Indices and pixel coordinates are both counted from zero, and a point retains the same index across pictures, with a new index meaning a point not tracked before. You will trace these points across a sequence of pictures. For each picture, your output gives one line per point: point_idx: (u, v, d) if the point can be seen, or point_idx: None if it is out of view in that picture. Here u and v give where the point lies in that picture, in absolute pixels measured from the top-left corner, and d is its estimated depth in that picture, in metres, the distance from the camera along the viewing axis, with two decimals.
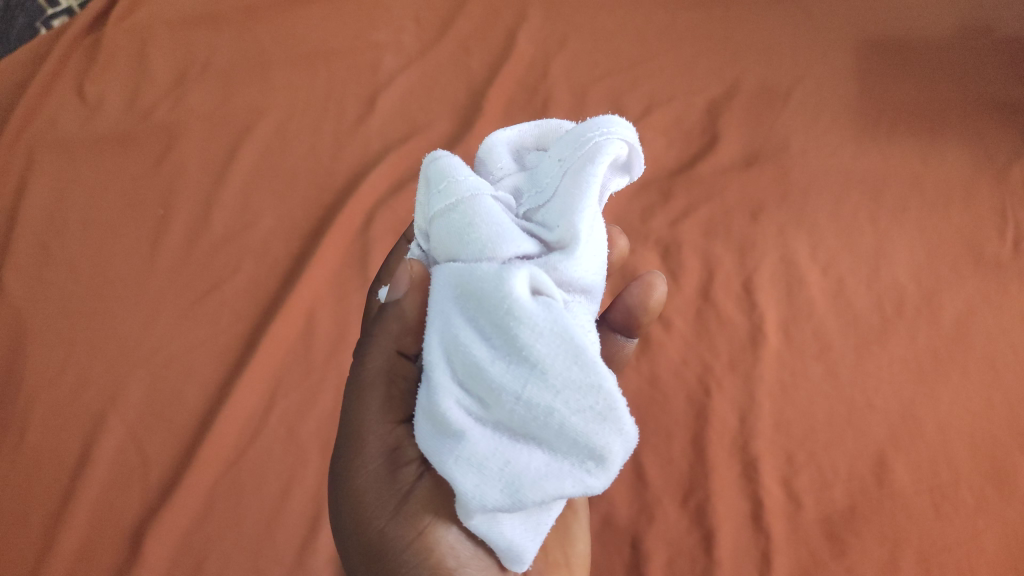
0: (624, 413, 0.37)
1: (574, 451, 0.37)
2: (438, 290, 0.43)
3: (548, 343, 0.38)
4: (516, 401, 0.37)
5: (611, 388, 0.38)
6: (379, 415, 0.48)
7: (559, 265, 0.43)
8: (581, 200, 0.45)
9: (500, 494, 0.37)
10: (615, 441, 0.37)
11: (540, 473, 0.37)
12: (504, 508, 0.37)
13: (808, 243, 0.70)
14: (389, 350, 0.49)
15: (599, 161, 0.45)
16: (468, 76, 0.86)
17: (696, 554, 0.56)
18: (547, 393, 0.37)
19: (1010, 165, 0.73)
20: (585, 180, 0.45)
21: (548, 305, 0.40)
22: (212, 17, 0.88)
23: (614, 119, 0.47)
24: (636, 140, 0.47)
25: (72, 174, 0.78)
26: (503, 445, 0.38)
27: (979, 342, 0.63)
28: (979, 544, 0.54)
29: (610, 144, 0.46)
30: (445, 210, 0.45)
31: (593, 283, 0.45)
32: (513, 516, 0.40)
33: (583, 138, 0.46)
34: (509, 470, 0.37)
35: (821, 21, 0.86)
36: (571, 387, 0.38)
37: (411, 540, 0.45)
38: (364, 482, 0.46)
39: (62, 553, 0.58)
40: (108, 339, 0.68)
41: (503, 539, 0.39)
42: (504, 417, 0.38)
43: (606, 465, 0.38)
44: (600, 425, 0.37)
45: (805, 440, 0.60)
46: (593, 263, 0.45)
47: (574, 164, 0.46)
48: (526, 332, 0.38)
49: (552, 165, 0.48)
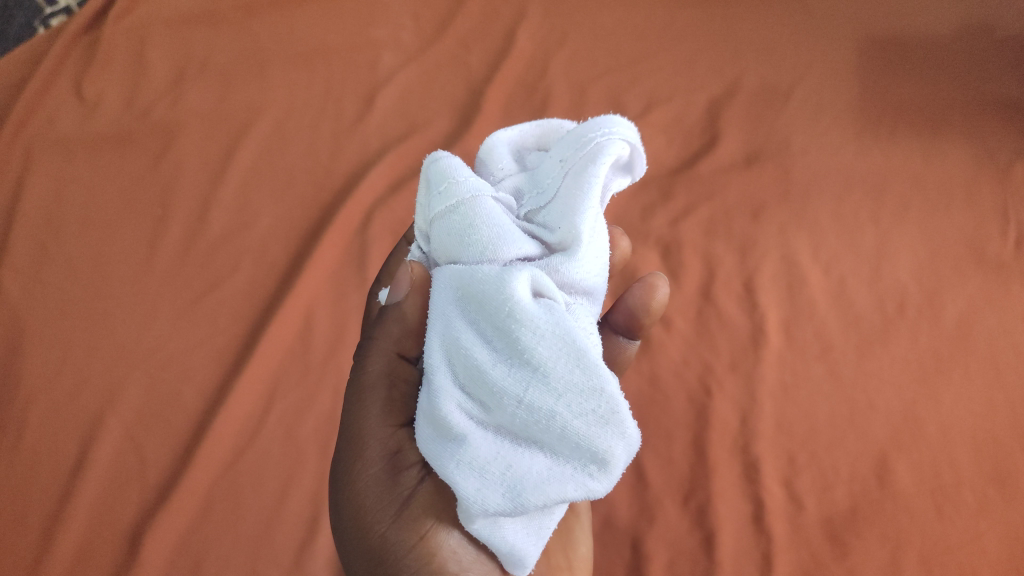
0: (627, 416, 0.37)
1: (576, 454, 0.37)
2: (438, 292, 0.42)
3: (550, 346, 0.38)
4: (519, 404, 0.37)
5: (613, 391, 0.38)
6: (380, 418, 0.47)
7: (560, 266, 0.43)
8: (583, 201, 0.44)
9: (502, 498, 0.36)
10: (618, 444, 0.37)
11: (542, 477, 0.37)
12: (506, 512, 0.37)
13: (809, 243, 0.70)
14: (390, 353, 0.49)
15: (601, 161, 0.45)
16: (468, 75, 0.86)
17: (697, 555, 0.56)
18: (549, 396, 0.37)
19: (1012, 165, 0.73)
20: (587, 180, 0.45)
21: (550, 307, 0.39)
22: (210, 15, 0.88)
23: (616, 119, 0.47)
24: (638, 140, 0.47)
25: (70, 173, 0.78)
26: (505, 449, 0.38)
27: (981, 342, 0.63)
28: (982, 545, 0.54)
29: (612, 144, 0.45)
30: (446, 212, 0.44)
31: (595, 285, 0.45)
32: (514, 520, 0.39)
33: (585, 138, 0.46)
34: (511, 474, 0.37)
35: (822, 20, 0.85)
36: (573, 390, 0.37)
37: (413, 545, 0.44)
38: (365, 487, 0.46)
39: (60, 554, 0.58)
40: (106, 339, 0.68)
41: (505, 544, 0.39)
42: (506, 421, 0.38)
43: (609, 469, 0.37)
44: (602, 428, 0.37)
45: (806, 441, 0.60)
46: (595, 264, 0.45)
47: (576, 165, 0.46)
48: (528, 334, 0.38)
49: (553, 165, 0.48)
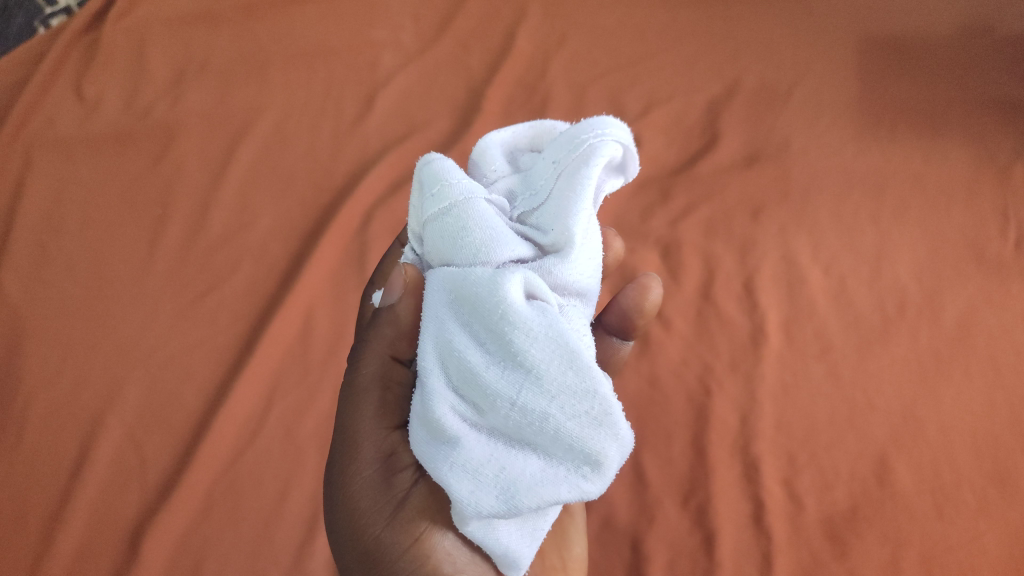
0: (620, 417, 0.37)
1: (570, 456, 0.37)
2: (432, 295, 0.42)
3: (543, 348, 0.38)
4: (511, 406, 0.37)
5: (606, 392, 0.38)
6: (374, 420, 0.48)
7: (553, 269, 0.43)
8: (576, 203, 0.44)
9: (495, 500, 0.36)
10: (612, 446, 0.37)
11: (536, 479, 0.37)
12: (499, 515, 0.36)
13: (808, 243, 0.70)
14: (383, 355, 0.49)
15: (594, 163, 0.45)
16: (468, 75, 0.86)
17: (697, 555, 0.56)
18: (542, 397, 0.37)
19: (1012, 164, 0.73)
20: (580, 182, 0.45)
21: (543, 309, 0.39)
22: (210, 15, 0.88)
23: (609, 120, 0.47)
24: (631, 141, 0.47)
25: (70, 173, 0.78)
26: (498, 451, 0.38)
27: (981, 341, 0.63)
28: (982, 545, 0.54)
29: (605, 146, 0.45)
30: (439, 214, 0.44)
31: (588, 286, 0.45)
32: (509, 522, 0.40)
33: (578, 139, 0.46)
34: (504, 476, 0.37)
35: (822, 20, 0.85)
36: (566, 391, 0.37)
37: (407, 547, 0.44)
38: (359, 489, 0.46)
39: (61, 554, 0.58)
40: (106, 339, 0.68)
41: (499, 546, 0.39)
42: (500, 422, 0.38)
43: (603, 470, 0.37)
44: (596, 430, 0.37)
45: (806, 441, 0.60)
46: (588, 266, 0.45)
47: (569, 167, 0.46)
48: (521, 336, 0.38)
49: (546, 166, 0.48)
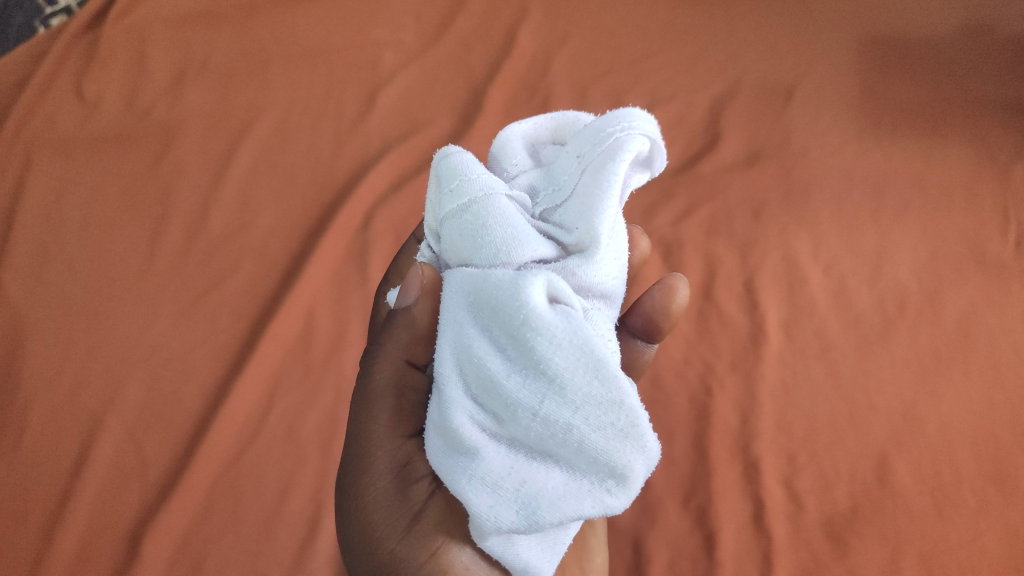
0: (646, 429, 0.37)
1: (593, 469, 0.37)
2: (450, 297, 0.42)
3: (566, 357, 0.37)
4: (534, 416, 0.37)
5: (633, 404, 0.37)
6: (388, 429, 0.47)
7: (578, 269, 0.43)
8: (601, 201, 0.44)
9: (516, 515, 0.37)
10: (638, 458, 0.37)
11: (558, 493, 0.37)
12: (519, 529, 0.37)
13: (809, 242, 0.70)
14: (398, 360, 0.48)
15: (621, 158, 0.44)
16: (469, 74, 0.86)
17: (698, 555, 0.56)
18: (566, 408, 0.37)
19: (1012, 166, 0.73)
20: (606, 178, 0.44)
21: (567, 314, 0.39)
22: (211, 15, 0.88)
23: (636, 113, 0.46)
24: (658, 135, 0.47)
25: (71, 173, 0.78)
26: (519, 463, 0.38)
27: (981, 341, 0.63)
28: (982, 545, 0.54)
29: (631, 140, 0.45)
30: (458, 211, 0.44)
31: (613, 288, 0.45)
32: (528, 537, 0.39)
33: (604, 133, 0.45)
34: (525, 490, 0.37)
35: (824, 20, 0.85)
36: (592, 402, 0.37)
37: (424, 561, 0.44)
38: (373, 501, 0.46)
39: (60, 555, 0.58)
40: (106, 340, 0.68)
41: (519, 560, 0.39)
42: (521, 434, 0.38)
43: (627, 485, 0.37)
44: (622, 442, 0.37)
45: (807, 440, 0.60)
46: (613, 267, 0.45)
47: (594, 162, 0.45)
48: (545, 344, 0.38)
49: (570, 161, 0.47)
